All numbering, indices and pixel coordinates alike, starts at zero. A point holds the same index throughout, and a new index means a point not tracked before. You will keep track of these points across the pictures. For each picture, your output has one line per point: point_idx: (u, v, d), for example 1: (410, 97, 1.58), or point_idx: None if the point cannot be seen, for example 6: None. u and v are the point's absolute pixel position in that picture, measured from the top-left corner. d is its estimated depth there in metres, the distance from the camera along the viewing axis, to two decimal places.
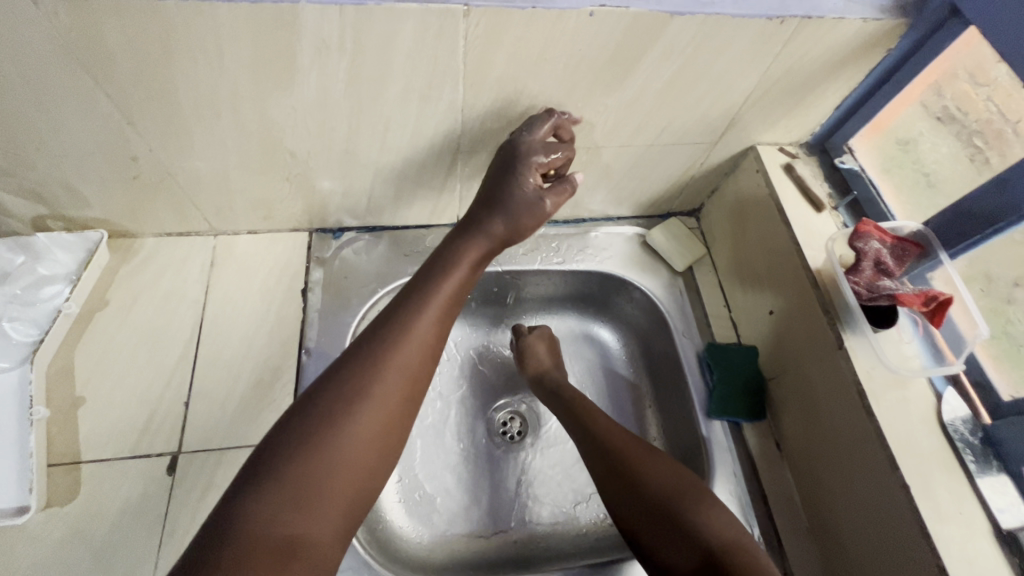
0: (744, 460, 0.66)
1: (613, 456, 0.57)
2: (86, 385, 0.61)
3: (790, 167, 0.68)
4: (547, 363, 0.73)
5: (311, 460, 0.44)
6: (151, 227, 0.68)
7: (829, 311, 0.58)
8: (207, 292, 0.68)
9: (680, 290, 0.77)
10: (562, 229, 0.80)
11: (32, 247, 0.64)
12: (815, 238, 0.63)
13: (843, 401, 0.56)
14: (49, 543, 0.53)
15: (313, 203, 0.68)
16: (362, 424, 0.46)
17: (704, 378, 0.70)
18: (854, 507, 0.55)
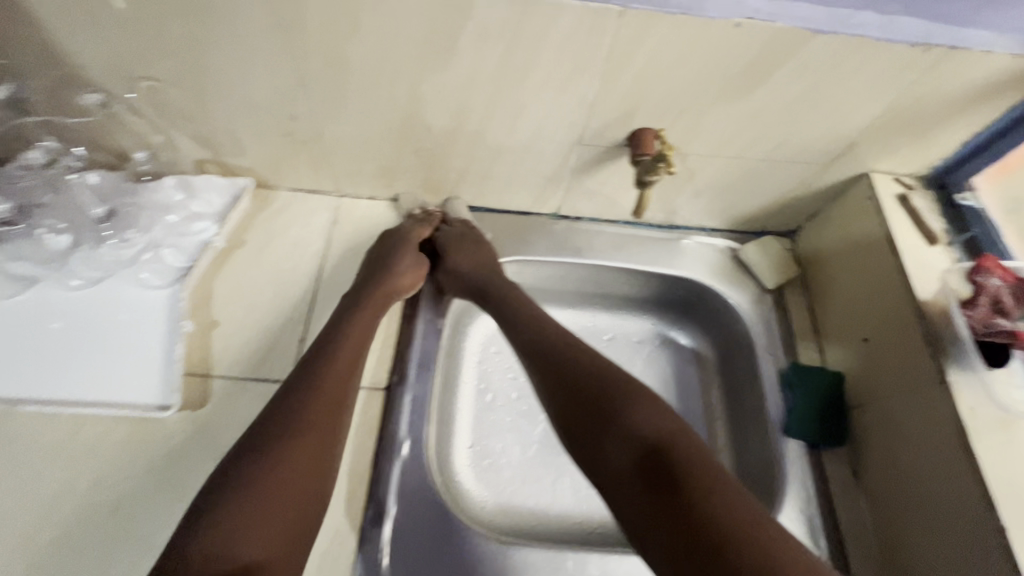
0: (819, 483, 0.65)
1: (547, 357, 0.60)
2: (222, 310, 0.68)
3: (905, 198, 0.67)
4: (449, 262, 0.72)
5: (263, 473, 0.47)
6: (288, 181, 0.76)
7: (934, 344, 0.57)
8: (328, 245, 0.75)
9: (768, 307, 0.77)
10: (654, 232, 0.82)
11: (191, 186, 0.74)
12: (925, 269, 0.62)
13: (938, 436, 0.55)
14: (181, 439, 0.60)
15: (431, 176, 0.74)
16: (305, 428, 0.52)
17: (784, 397, 0.71)
18: (916, 514, 0.57)
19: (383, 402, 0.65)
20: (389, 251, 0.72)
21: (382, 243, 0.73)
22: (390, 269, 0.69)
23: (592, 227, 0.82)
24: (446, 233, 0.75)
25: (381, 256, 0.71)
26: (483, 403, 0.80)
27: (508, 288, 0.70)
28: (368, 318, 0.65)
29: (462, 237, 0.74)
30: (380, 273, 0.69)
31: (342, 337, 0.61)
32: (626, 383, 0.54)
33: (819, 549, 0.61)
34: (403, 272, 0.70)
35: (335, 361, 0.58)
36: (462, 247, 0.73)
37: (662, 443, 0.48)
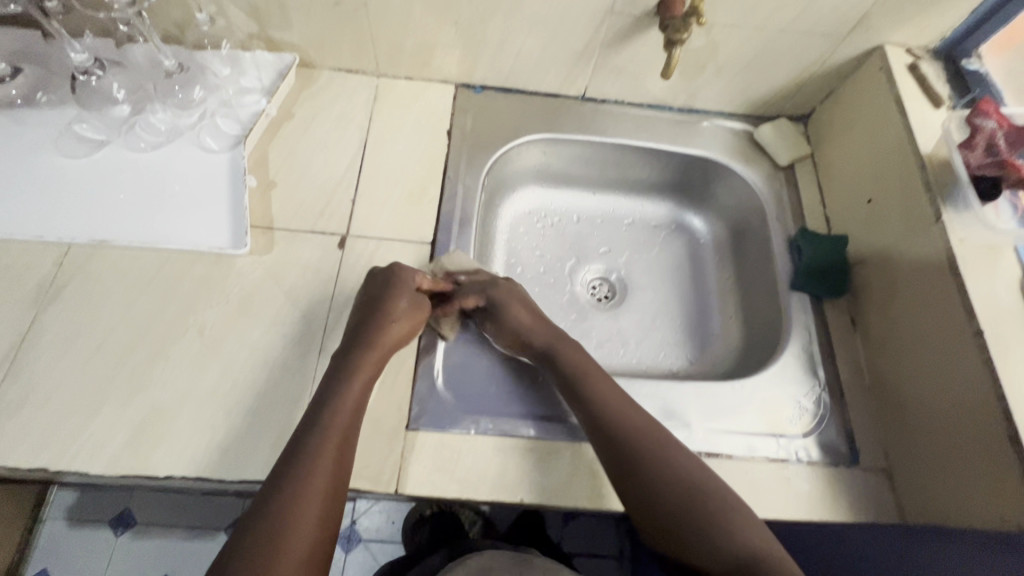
0: (820, 327, 0.73)
1: (625, 447, 0.56)
2: (278, 173, 0.74)
3: (914, 66, 0.72)
4: (509, 319, 0.66)
5: (268, 545, 0.46)
6: (331, 59, 0.80)
7: (932, 188, 0.63)
8: (370, 120, 0.80)
9: (780, 183, 0.83)
10: (675, 116, 0.87)
11: (240, 62, 0.77)
12: (930, 127, 0.68)
13: (931, 268, 0.62)
14: (252, 279, 0.67)
15: (468, 53, 0.78)
16: (310, 486, 0.49)
17: (791, 259, 0.78)
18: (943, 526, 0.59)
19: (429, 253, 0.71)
20: (378, 297, 0.63)
21: (379, 284, 0.64)
22: (388, 320, 0.61)
23: (617, 109, 0.86)
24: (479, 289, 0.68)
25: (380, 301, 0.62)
26: (513, 274, 0.87)
27: (574, 353, 0.65)
28: (365, 372, 0.58)
29: (510, 293, 0.68)
30: (372, 324, 0.61)
31: (342, 394, 0.56)
32: (708, 490, 0.53)
33: (817, 378, 0.70)
34: (395, 321, 0.62)
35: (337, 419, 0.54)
36: (512, 300, 0.67)
37: (757, 564, 0.47)
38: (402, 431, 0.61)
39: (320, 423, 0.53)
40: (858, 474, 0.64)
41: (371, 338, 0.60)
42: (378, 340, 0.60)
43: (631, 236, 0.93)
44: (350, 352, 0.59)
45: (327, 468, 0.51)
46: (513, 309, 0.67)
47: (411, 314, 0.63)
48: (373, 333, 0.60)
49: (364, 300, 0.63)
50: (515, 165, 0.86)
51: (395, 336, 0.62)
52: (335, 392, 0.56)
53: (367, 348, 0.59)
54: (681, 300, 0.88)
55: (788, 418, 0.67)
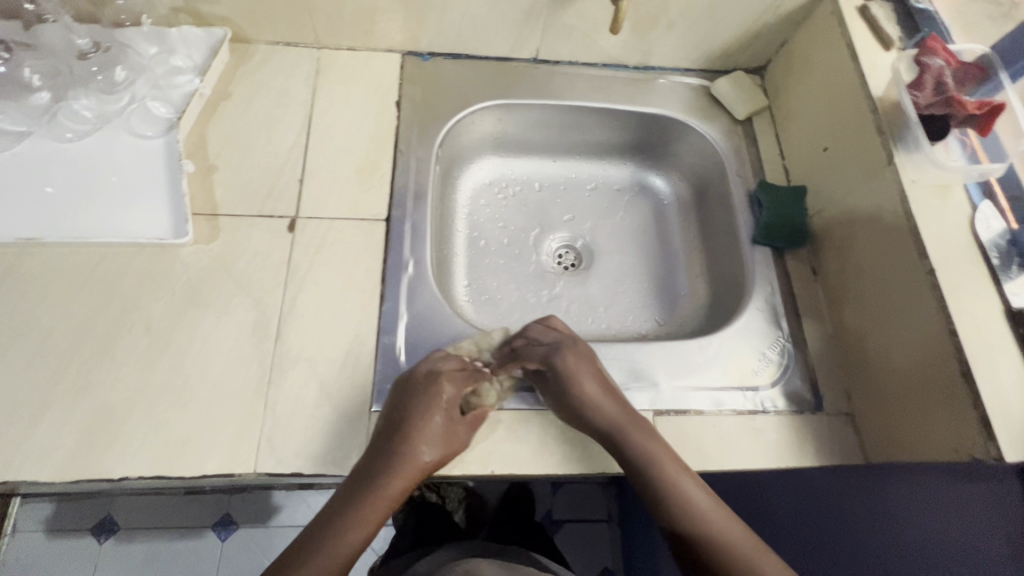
0: (782, 279, 0.74)
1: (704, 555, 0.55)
2: (218, 157, 0.70)
3: (865, 8, 0.71)
4: (577, 395, 0.60)
5: None
6: (266, 31, 0.76)
7: (884, 132, 0.63)
8: (314, 95, 0.76)
9: (739, 137, 0.82)
10: (631, 74, 0.85)
11: (167, 39, 0.72)
12: (881, 70, 0.67)
13: (884, 212, 0.63)
14: (198, 269, 0.64)
15: (411, 17, 0.74)
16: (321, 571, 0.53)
17: (752, 213, 0.77)
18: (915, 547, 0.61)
19: (384, 230, 0.69)
20: (416, 401, 0.58)
21: (409, 392, 0.59)
22: (421, 432, 0.57)
23: (571, 70, 0.84)
24: (539, 352, 0.63)
25: (412, 413, 0.58)
26: (477, 247, 0.85)
27: (644, 441, 0.58)
28: (395, 489, 0.56)
29: (567, 363, 0.61)
30: (405, 442, 0.57)
31: (374, 493, 0.55)
32: None
33: (780, 329, 0.71)
34: (427, 438, 0.57)
35: (361, 523, 0.55)
36: (569, 374, 0.61)
37: None
38: (367, 413, 0.59)
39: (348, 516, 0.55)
40: (822, 419, 0.66)
41: (403, 457, 0.56)
42: (406, 457, 0.56)
43: (596, 201, 0.91)
44: (375, 468, 0.56)
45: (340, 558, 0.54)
46: (580, 385, 0.60)
47: (446, 429, 0.58)
48: (405, 454, 0.56)
49: (393, 406, 0.58)
50: (471, 133, 0.83)
51: (423, 458, 0.57)
52: (370, 491, 0.55)
53: (399, 467, 0.56)
54: (648, 263, 0.88)
55: (754, 371, 0.68)
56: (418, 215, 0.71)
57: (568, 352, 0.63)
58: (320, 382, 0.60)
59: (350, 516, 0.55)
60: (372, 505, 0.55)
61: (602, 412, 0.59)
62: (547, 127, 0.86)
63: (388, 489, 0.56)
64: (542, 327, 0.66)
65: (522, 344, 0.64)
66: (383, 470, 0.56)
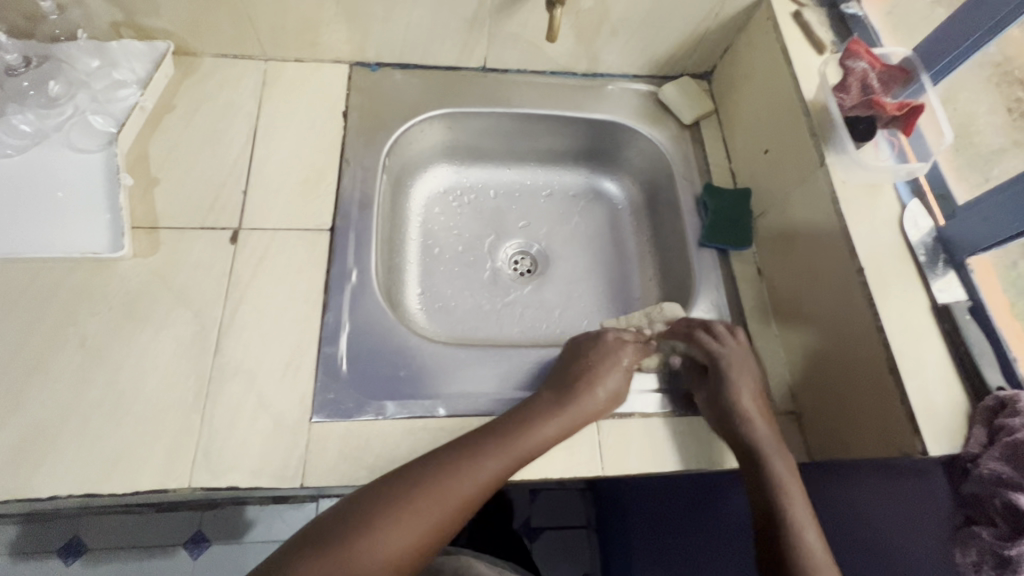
0: (728, 280, 0.75)
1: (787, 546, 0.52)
2: (160, 170, 0.70)
3: (798, 14, 0.72)
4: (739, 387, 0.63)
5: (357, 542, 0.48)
6: (210, 45, 0.76)
7: (815, 134, 0.65)
8: (260, 107, 0.76)
9: (686, 141, 0.83)
10: (580, 81, 0.86)
11: (108, 53, 0.72)
12: (812, 74, 0.69)
13: (817, 212, 0.64)
14: (137, 282, 0.63)
15: (355, 29, 0.75)
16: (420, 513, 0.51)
17: (698, 215, 0.78)
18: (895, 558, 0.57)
19: (329, 240, 0.69)
20: (602, 354, 0.66)
21: (596, 342, 0.68)
22: (587, 395, 0.62)
23: (520, 78, 0.85)
24: (710, 347, 0.66)
25: (589, 365, 0.65)
26: (431, 254, 0.85)
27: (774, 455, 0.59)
28: (527, 457, 0.56)
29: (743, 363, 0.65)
30: (579, 391, 0.62)
31: (519, 441, 0.57)
32: None
33: None
34: (603, 389, 0.62)
35: (464, 479, 0.53)
36: (739, 370, 0.65)
37: None
38: (306, 424, 0.59)
39: (480, 459, 0.55)
40: None
41: (572, 405, 0.61)
42: (580, 401, 0.61)
43: (551, 207, 0.92)
44: (535, 415, 0.59)
45: (441, 509, 0.52)
46: (744, 379, 0.64)
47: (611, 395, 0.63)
48: (564, 414, 0.60)
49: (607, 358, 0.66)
50: (421, 140, 0.83)
51: (588, 415, 0.61)
52: (511, 436, 0.57)
53: (543, 427, 0.58)
54: (603, 267, 0.88)
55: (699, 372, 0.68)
56: (363, 224, 0.71)
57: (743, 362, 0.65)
58: (259, 393, 0.60)
59: (478, 460, 0.54)
60: (497, 462, 0.55)
61: (754, 426, 0.60)
62: (511, 136, 0.87)
63: (530, 444, 0.57)
64: (726, 331, 0.68)
65: (698, 328, 0.68)
66: (532, 425, 0.58)
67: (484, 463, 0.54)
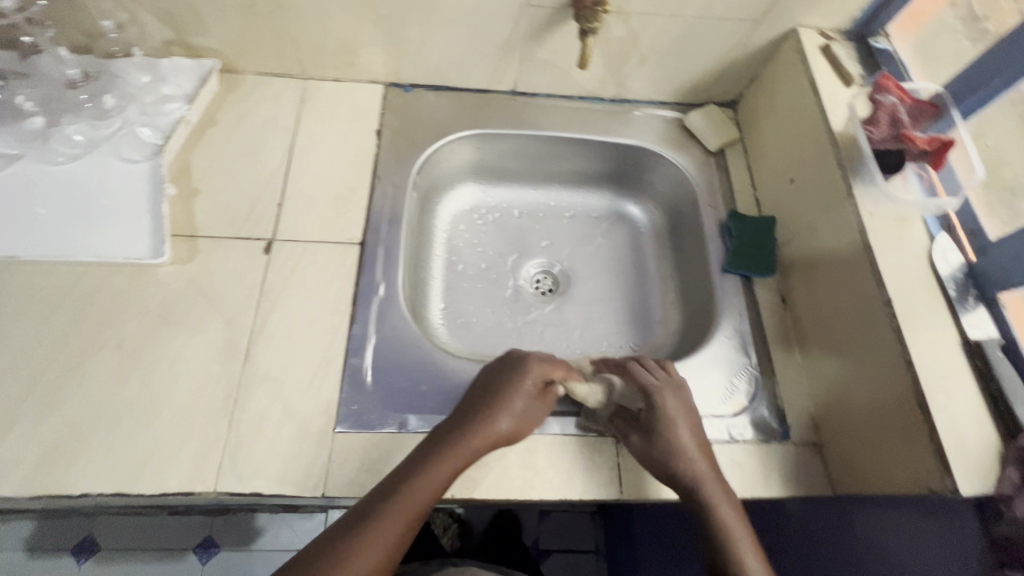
0: (751, 307, 0.74)
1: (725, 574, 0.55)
2: (201, 181, 0.73)
3: (826, 47, 0.74)
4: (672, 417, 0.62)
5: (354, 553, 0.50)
6: (254, 63, 0.79)
7: (844, 166, 0.65)
8: (297, 123, 0.79)
9: (711, 167, 0.84)
10: (607, 106, 0.88)
11: (158, 69, 0.76)
12: (841, 107, 0.69)
13: (844, 243, 0.64)
14: (174, 288, 0.66)
15: (392, 51, 0.78)
16: (390, 522, 0.52)
17: (722, 241, 0.79)
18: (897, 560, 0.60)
19: (358, 254, 0.71)
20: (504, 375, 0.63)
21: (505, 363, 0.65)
22: (491, 423, 0.58)
23: (548, 102, 0.87)
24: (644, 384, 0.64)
25: (491, 397, 0.60)
26: (454, 271, 0.86)
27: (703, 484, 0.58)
28: (444, 474, 0.55)
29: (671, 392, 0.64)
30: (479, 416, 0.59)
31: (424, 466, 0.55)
32: None
33: (748, 356, 0.71)
34: (507, 415, 0.59)
35: (399, 502, 0.53)
36: (664, 396, 0.63)
37: None
38: (330, 434, 0.60)
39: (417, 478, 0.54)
40: (789, 448, 0.65)
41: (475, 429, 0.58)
42: (487, 427, 0.58)
43: (574, 228, 0.93)
44: (435, 442, 0.57)
45: (409, 514, 0.53)
46: (672, 412, 0.62)
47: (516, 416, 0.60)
48: (467, 439, 0.57)
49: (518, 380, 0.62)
50: (450, 160, 0.85)
51: (495, 434, 0.58)
52: (431, 457, 0.56)
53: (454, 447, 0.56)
54: (624, 290, 0.89)
55: (720, 399, 0.68)
56: (392, 240, 0.73)
57: (676, 395, 0.64)
58: (284, 402, 0.61)
59: (418, 477, 0.54)
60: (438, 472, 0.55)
61: (692, 463, 0.59)
62: (537, 158, 0.89)
63: (443, 473, 0.55)
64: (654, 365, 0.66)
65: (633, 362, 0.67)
66: (445, 447, 0.56)
67: (416, 481, 0.54)
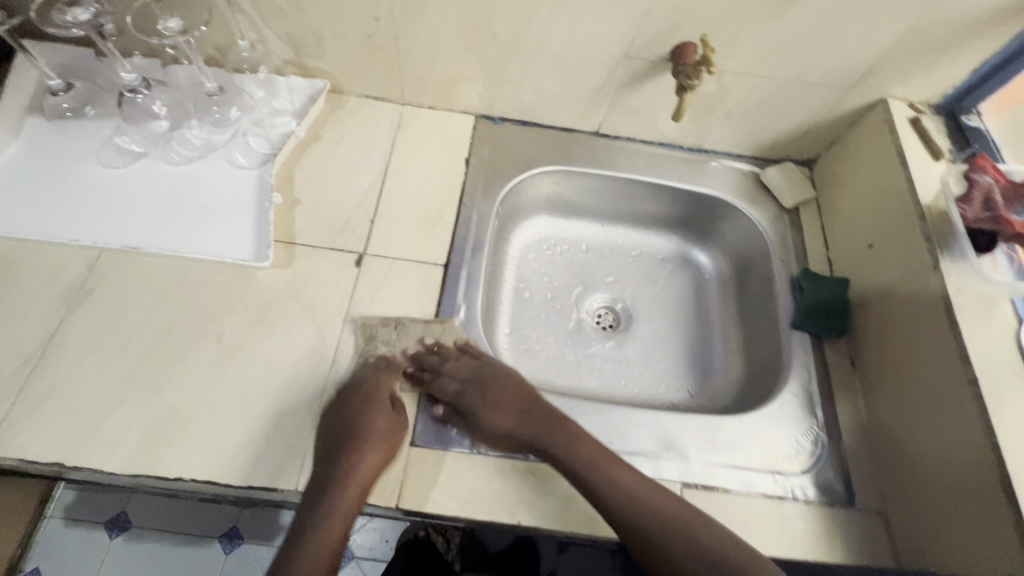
0: (820, 366, 0.75)
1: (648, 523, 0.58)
2: (302, 192, 0.78)
3: (916, 120, 0.75)
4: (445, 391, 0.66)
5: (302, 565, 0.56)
6: (359, 86, 0.85)
7: (930, 239, 0.66)
8: (393, 145, 0.84)
9: (785, 223, 0.86)
10: (685, 154, 0.90)
11: (274, 85, 0.82)
12: (930, 179, 0.70)
13: (928, 315, 0.64)
14: (271, 290, 0.70)
15: (490, 86, 0.82)
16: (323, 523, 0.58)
17: (793, 298, 0.79)
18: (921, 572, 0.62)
19: (442, 275, 0.74)
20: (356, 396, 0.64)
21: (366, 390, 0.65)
22: (364, 458, 0.60)
23: (628, 145, 0.90)
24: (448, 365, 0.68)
25: (365, 427, 0.62)
26: (521, 298, 0.89)
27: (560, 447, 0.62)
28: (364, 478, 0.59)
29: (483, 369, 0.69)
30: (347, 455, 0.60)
31: (336, 484, 0.59)
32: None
33: (815, 417, 0.71)
34: (372, 448, 0.61)
35: (321, 512, 0.58)
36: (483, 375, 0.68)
37: None
38: (407, 447, 0.62)
39: (324, 485, 0.58)
40: (853, 515, 0.65)
41: (349, 467, 0.59)
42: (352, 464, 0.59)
43: (638, 268, 0.95)
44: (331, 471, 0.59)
45: (338, 518, 0.58)
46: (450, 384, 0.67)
47: (371, 456, 0.60)
48: (349, 471, 0.59)
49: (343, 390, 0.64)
50: (530, 192, 0.89)
51: (374, 467, 0.60)
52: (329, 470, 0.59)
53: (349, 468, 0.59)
54: (685, 334, 0.90)
55: (785, 456, 0.68)
56: (475, 264, 0.76)
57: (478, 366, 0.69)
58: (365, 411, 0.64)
59: (324, 488, 0.58)
60: (346, 487, 0.58)
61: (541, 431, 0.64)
62: (611, 197, 0.91)
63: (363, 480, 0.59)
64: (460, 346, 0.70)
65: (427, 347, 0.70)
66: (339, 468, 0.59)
67: (328, 491, 0.58)
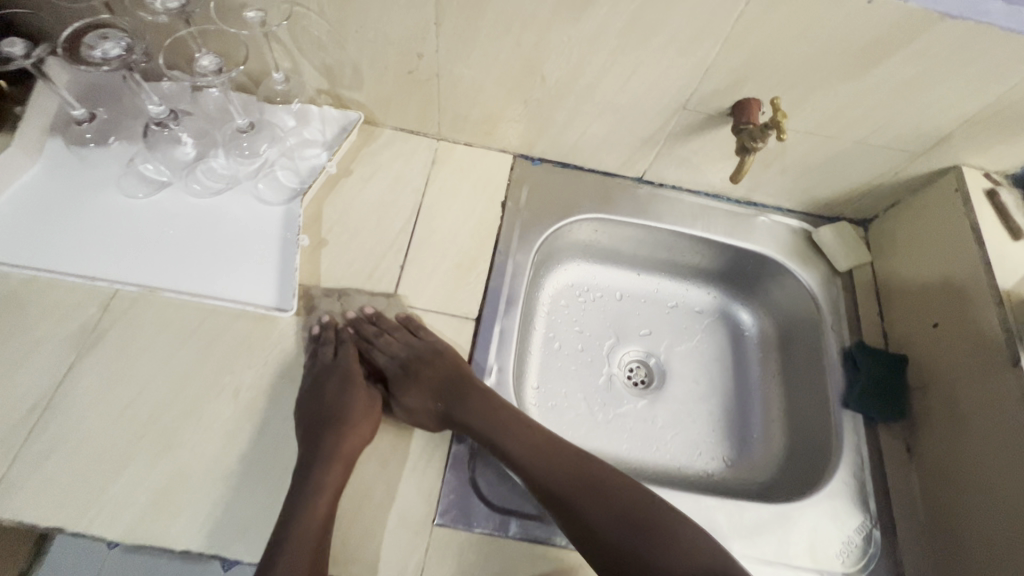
0: (873, 452, 0.69)
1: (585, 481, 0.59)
2: (330, 232, 0.74)
3: (993, 192, 0.69)
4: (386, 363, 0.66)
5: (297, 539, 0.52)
6: (394, 120, 0.81)
7: (1011, 330, 0.60)
8: (426, 183, 0.79)
9: (837, 287, 0.80)
10: (733, 206, 0.85)
11: (306, 115, 0.78)
12: (1008, 262, 0.65)
13: (1005, 413, 0.59)
14: (294, 341, 0.66)
15: (532, 128, 0.78)
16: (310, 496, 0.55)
17: (845, 373, 0.74)
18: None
19: (473, 331, 0.70)
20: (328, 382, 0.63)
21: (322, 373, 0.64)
22: (353, 429, 0.60)
23: (673, 193, 0.85)
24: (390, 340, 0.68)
25: (339, 407, 0.61)
26: (550, 348, 0.84)
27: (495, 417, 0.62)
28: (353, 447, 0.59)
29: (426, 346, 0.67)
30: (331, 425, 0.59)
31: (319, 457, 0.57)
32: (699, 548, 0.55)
33: (867, 510, 0.66)
34: (355, 424, 0.60)
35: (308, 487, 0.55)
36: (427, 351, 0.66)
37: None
38: (430, 525, 0.58)
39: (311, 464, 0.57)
40: None
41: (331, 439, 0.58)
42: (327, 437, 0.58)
43: (674, 321, 0.90)
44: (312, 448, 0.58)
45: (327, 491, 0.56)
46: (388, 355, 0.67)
47: (359, 422, 0.61)
48: (332, 442, 0.58)
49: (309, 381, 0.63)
50: (567, 237, 0.84)
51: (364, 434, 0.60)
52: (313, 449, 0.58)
53: (333, 438, 0.58)
54: (722, 396, 0.85)
55: (835, 553, 0.63)
56: (508, 320, 0.71)
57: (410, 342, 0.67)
58: (386, 481, 0.60)
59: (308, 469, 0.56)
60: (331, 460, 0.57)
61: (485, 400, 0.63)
62: (651, 246, 0.86)
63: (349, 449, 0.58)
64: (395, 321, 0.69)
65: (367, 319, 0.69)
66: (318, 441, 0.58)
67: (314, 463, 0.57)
